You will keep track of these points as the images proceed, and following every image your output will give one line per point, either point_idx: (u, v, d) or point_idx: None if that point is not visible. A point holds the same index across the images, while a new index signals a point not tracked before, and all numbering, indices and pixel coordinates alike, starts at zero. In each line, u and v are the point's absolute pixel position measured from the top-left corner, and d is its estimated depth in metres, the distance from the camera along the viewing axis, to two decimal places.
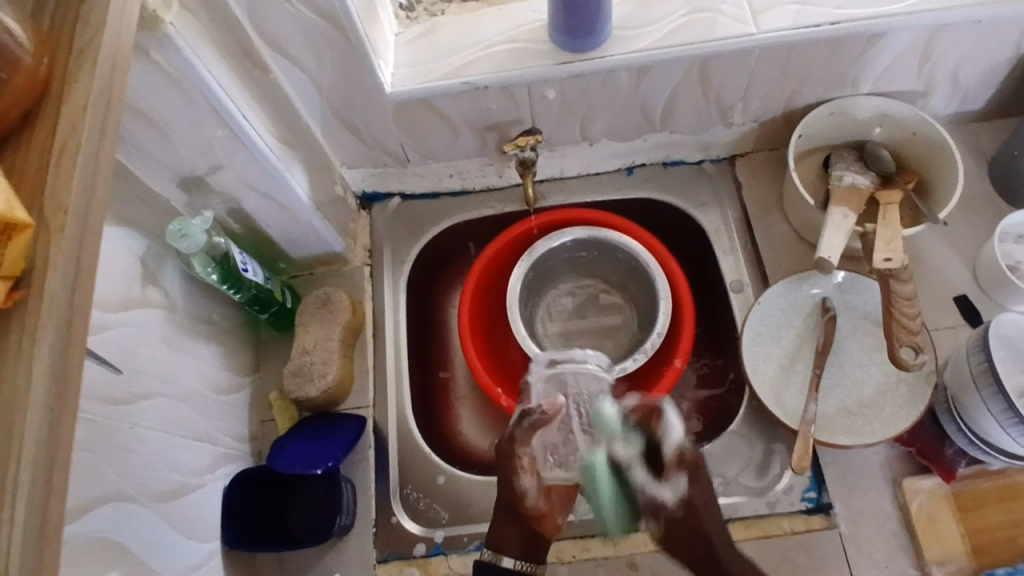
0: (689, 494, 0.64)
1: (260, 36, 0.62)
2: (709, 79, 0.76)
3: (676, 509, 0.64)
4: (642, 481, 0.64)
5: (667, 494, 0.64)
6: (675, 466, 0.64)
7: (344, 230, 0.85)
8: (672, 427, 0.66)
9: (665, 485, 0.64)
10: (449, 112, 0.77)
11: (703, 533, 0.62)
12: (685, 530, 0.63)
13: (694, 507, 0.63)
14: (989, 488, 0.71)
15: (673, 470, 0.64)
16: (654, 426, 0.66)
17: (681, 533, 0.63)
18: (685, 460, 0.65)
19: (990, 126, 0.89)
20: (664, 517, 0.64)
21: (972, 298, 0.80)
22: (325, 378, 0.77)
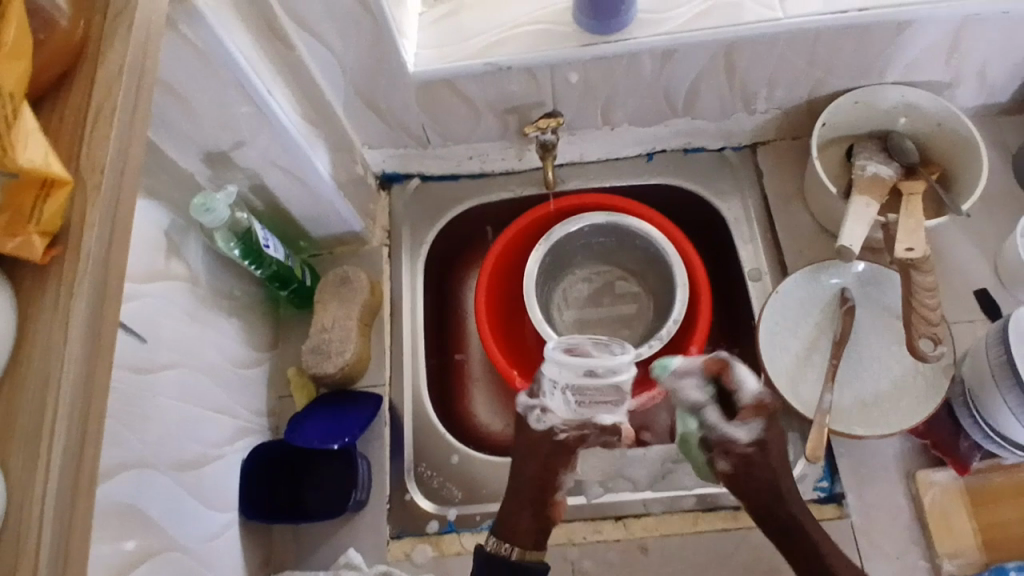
0: (763, 438, 0.66)
1: (286, 13, 0.62)
2: (733, 66, 0.75)
3: (749, 449, 0.65)
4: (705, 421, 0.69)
5: (744, 432, 0.66)
6: (752, 412, 0.66)
7: (364, 209, 0.86)
8: (746, 390, 0.67)
9: (746, 419, 0.66)
10: (471, 94, 0.77)
11: (772, 470, 0.65)
12: (753, 468, 0.65)
13: (767, 452, 0.65)
14: (1003, 483, 0.70)
15: (750, 412, 0.66)
16: (729, 376, 0.67)
17: (750, 471, 0.65)
18: (764, 406, 0.66)
19: (1017, 119, 0.87)
20: (739, 453, 0.66)
21: (993, 293, 0.79)
22: (343, 355, 0.78)
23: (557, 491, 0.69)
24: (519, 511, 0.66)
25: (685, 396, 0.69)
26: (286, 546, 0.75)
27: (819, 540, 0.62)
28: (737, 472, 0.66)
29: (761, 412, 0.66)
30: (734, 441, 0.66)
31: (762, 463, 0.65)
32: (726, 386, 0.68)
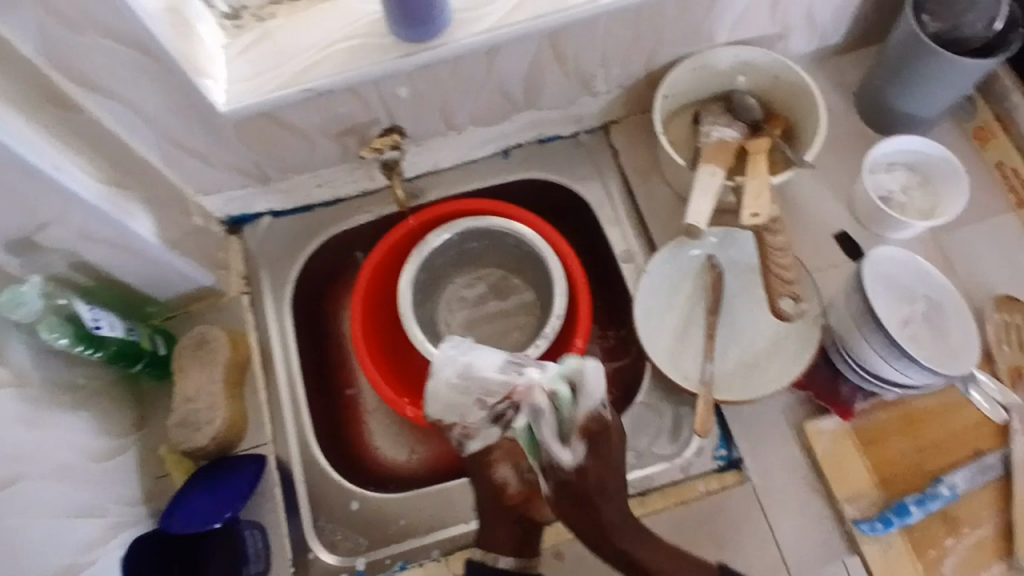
0: (585, 464, 0.60)
1: (71, 79, 0.58)
2: (562, 53, 0.73)
3: (569, 473, 0.59)
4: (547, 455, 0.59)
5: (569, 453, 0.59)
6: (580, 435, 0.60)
7: (212, 260, 0.79)
8: (589, 402, 0.58)
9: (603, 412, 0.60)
10: (297, 123, 0.72)
11: (587, 496, 0.61)
12: (579, 494, 0.60)
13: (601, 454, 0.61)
14: (888, 418, 0.71)
15: (575, 436, 0.59)
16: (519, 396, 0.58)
17: (590, 484, 0.60)
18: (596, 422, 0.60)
19: (856, 56, 0.86)
20: (563, 474, 0.59)
21: (852, 234, 0.79)
22: (214, 424, 0.73)
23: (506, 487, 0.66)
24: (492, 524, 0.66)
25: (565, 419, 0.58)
26: None
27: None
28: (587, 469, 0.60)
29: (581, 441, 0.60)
30: (560, 466, 0.59)
31: (584, 493, 0.60)
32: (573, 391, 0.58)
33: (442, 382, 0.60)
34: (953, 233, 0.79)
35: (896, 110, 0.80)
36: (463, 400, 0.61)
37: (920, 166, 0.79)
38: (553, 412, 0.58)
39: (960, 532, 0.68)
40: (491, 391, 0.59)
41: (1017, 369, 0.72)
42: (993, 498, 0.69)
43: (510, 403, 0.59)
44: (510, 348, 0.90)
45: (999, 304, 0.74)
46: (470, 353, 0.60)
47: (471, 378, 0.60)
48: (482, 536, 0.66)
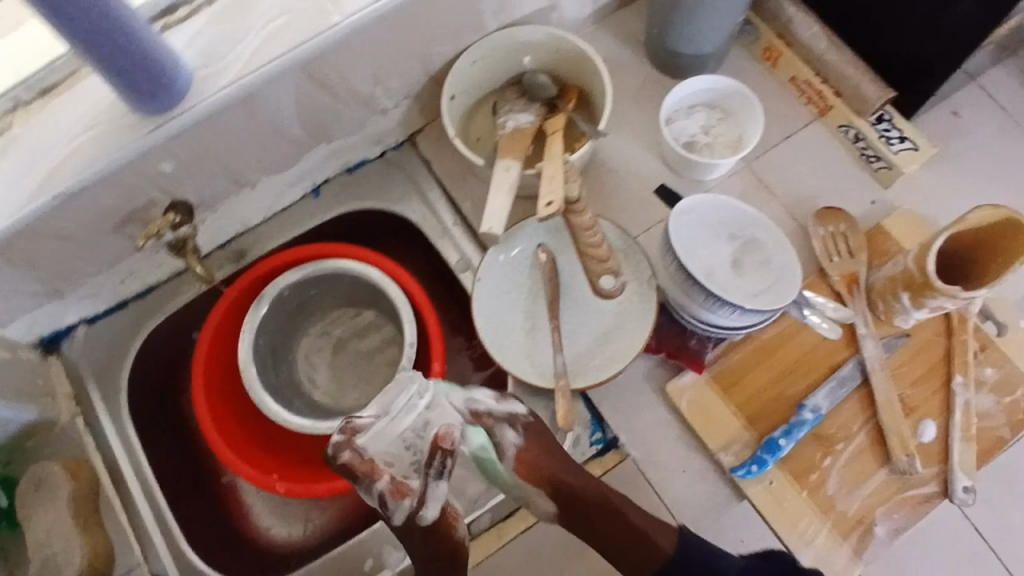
0: (527, 441, 0.63)
1: None
2: (326, 83, 0.69)
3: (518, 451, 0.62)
4: (494, 448, 0.62)
5: (513, 428, 0.63)
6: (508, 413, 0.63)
7: (31, 391, 0.74)
8: (511, 433, 0.62)
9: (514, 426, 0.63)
10: (66, 230, 0.66)
11: (554, 473, 0.62)
12: (546, 459, 0.63)
13: (535, 435, 0.63)
14: (743, 358, 0.72)
15: (503, 419, 0.63)
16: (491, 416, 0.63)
17: (545, 467, 0.62)
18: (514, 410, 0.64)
19: (634, 8, 0.87)
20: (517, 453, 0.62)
21: (670, 184, 0.79)
22: (73, 563, 0.68)
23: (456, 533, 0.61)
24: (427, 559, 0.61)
25: (492, 410, 0.63)
26: None
27: (642, 526, 0.62)
28: (535, 446, 0.63)
29: (511, 419, 0.63)
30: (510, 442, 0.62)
31: (546, 461, 0.62)
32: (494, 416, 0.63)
33: (393, 434, 0.59)
34: (765, 158, 0.79)
35: (681, 52, 0.79)
36: (399, 449, 0.59)
37: (717, 103, 0.80)
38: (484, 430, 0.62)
39: (836, 449, 0.69)
40: (445, 436, 0.58)
41: (850, 276, 0.72)
42: (859, 407, 0.70)
43: (445, 452, 0.58)
44: (381, 384, 0.87)
45: (822, 216, 0.75)
46: (423, 405, 0.60)
47: (423, 434, 0.59)
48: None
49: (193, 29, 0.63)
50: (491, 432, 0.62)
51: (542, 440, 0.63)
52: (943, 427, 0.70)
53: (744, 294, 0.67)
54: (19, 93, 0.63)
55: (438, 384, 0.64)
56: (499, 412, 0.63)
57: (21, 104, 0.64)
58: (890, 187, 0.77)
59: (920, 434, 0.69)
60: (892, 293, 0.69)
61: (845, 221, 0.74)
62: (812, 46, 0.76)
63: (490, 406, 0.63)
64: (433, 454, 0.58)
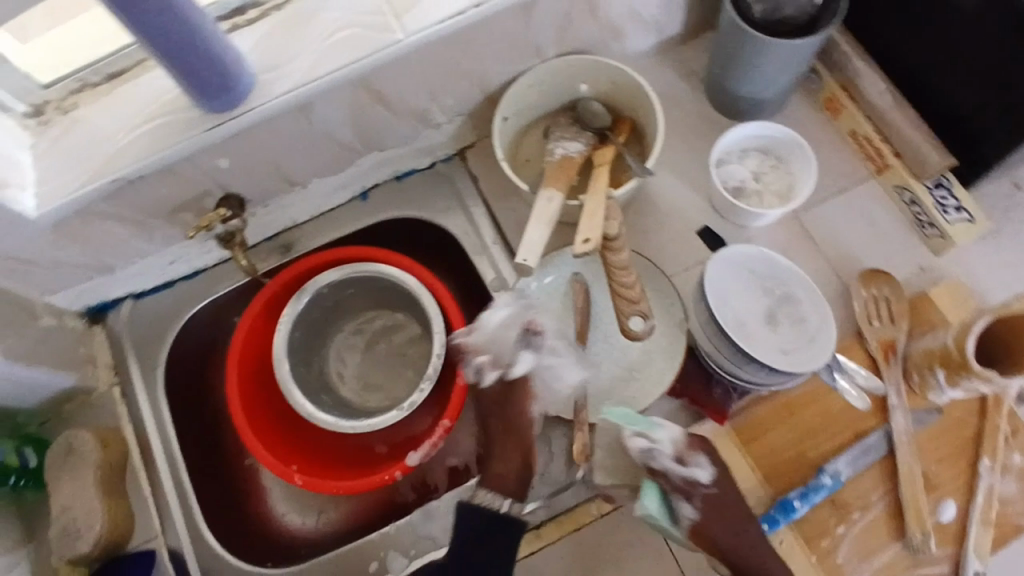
0: (708, 486, 0.64)
1: None
2: (382, 95, 0.71)
3: (700, 499, 0.64)
4: (669, 491, 0.64)
5: (699, 473, 0.64)
6: (693, 456, 0.64)
7: (73, 359, 0.77)
8: (695, 478, 0.64)
9: (693, 473, 0.64)
10: (122, 212, 0.69)
11: (733, 531, 0.63)
12: (718, 513, 0.63)
13: (719, 486, 0.65)
14: (767, 412, 0.71)
15: (690, 462, 0.64)
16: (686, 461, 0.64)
17: (717, 519, 0.63)
18: (699, 451, 0.65)
19: (698, 44, 0.86)
20: (698, 499, 0.64)
21: (714, 227, 0.78)
22: (93, 530, 0.70)
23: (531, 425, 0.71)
24: (496, 466, 0.71)
25: (671, 472, 0.64)
26: None
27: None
28: (705, 518, 0.63)
29: (701, 467, 0.64)
30: (693, 487, 0.64)
31: (723, 516, 0.63)
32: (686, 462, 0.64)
33: (489, 327, 0.70)
34: (814, 211, 0.78)
35: (742, 94, 0.79)
36: (507, 333, 0.70)
37: (771, 149, 0.78)
38: (665, 465, 0.64)
39: (852, 518, 0.68)
40: (532, 320, 0.70)
41: (889, 343, 0.71)
42: (879, 477, 0.68)
43: (532, 329, 0.70)
44: (406, 389, 0.89)
45: (866, 278, 0.73)
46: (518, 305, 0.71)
47: (514, 322, 0.70)
48: (487, 477, 0.70)
49: (259, 33, 0.65)
50: (670, 495, 0.64)
51: (720, 495, 0.64)
52: (963, 509, 0.68)
53: (773, 353, 0.66)
54: (85, 75, 0.66)
55: (622, 416, 0.66)
56: (677, 475, 0.64)
57: (88, 84, 0.66)
58: (942, 255, 0.75)
59: (939, 513, 0.68)
60: (928, 367, 0.68)
61: (890, 285, 0.73)
62: (877, 103, 0.74)
63: (673, 470, 0.64)
64: (522, 330, 0.70)
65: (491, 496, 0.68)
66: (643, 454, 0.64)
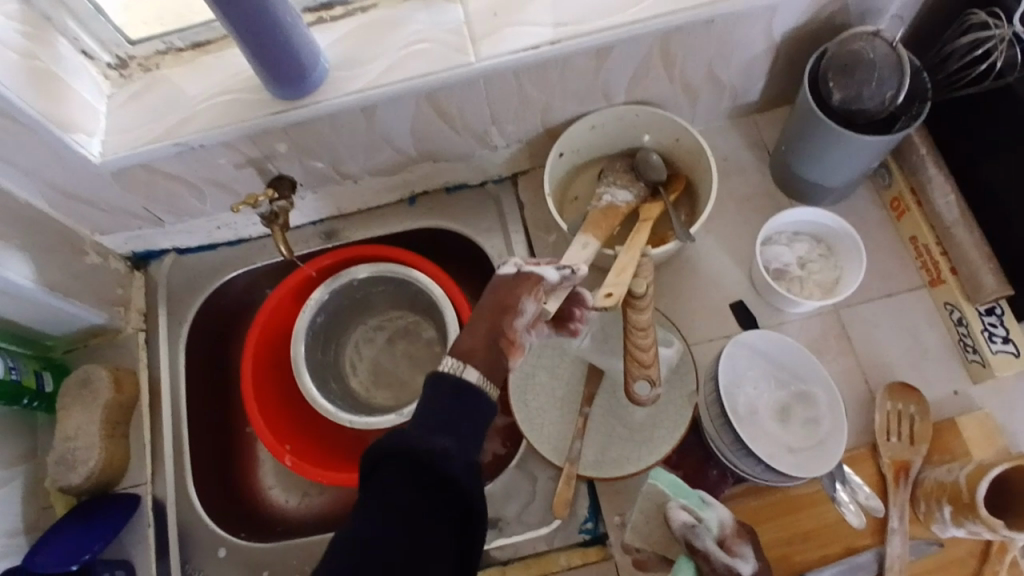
0: None
1: None
2: (445, 111, 0.72)
3: None
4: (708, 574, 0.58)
5: (746, 563, 0.59)
6: (739, 543, 0.60)
7: (109, 298, 0.81)
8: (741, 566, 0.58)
9: (741, 562, 0.59)
10: (179, 173, 0.72)
11: None
12: None
13: None
14: (761, 505, 0.68)
15: (738, 546, 0.60)
16: (732, 546, 0.60)
17: None
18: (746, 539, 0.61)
19: (772, 116, 0.84)
20: None
21: (748, 304, 0.77)
22: (89, 463, 0.73)
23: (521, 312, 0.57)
24: (468, 338, 0.55)
25: (713, 556, 0.58)
26: None
27: None
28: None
29: (749, 553, 0.60)
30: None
31: None
32: (731, 549, 0.60)
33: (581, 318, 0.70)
34: (854, 309, 0.76)
35: (806, 177, 0.77)
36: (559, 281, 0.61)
37: (823, 237, 0.76)
38: (710, 543, 0.58)
39: None
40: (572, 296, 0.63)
41: (903, 463, 0.69)
42: None
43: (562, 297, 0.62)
44: (412, 395, 0.90)
45: (892, 391, 0.71)
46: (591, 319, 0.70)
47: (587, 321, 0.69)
48: (464, 339, 0.55)
49: (338, 32, 0.68)
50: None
51: None
52: None
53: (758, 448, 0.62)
54: (172, 40, 0.69)
55: (671, 483, 0.62)
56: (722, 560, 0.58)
57: (172, 49, 0.70)
58: (979, 383, 0.72)
59: None
60: (937, 499, 0.65)
61: (915, 402, 0.70)
62: (942, 214, 0.72)
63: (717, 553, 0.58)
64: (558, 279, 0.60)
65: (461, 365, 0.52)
66: (690, 529, 0.59)
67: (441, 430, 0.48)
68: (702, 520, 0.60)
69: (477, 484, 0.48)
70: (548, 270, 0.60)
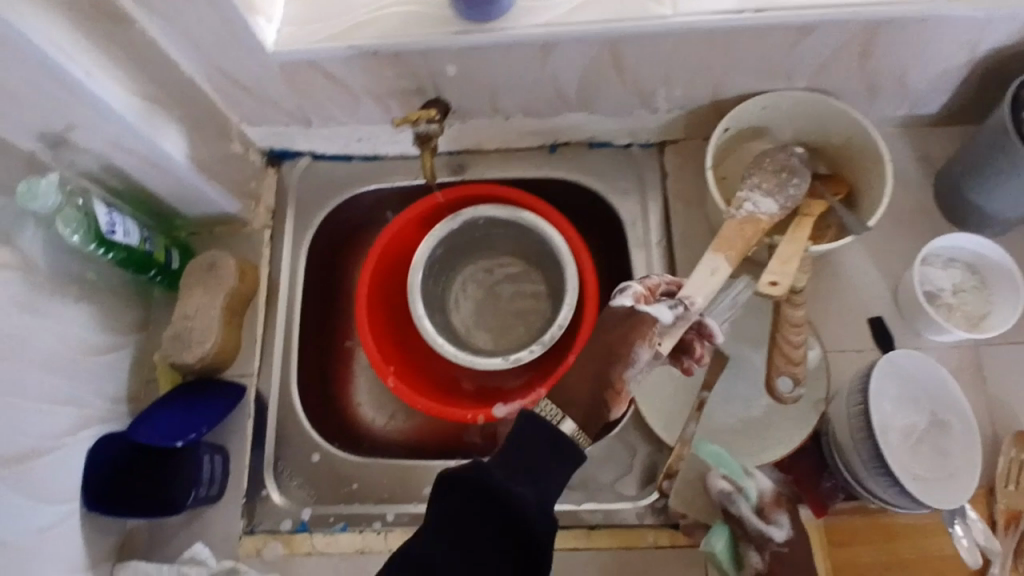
0: (792, 542, 0.60)
1: None
2: (621, 62, 0.69)
3: (781, 548, 0.60)
4: (742, 536, 0.61)
5: (777, 528, 0.60)
6: (776, 508, 0.61)
7: (243, 189, 0.81)
8: (774, 530, 0.60)
9: (774, 525, 0.60)
10: (343, 77, 0.71)
11: None
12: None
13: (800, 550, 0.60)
14: (864, 525, 0.67)
15: (774, 511, 0.61)
16: (767, 511, 0.61)
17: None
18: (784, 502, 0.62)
19: (946, 133, 0.80)
20: (769, 552, 0.60)
21: (887, 321, 0.74)
22: (204, 345, 0.75)
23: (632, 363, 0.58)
24: (569, 380, 0.58)
25: (746, 521, 0.61)
26: (140, 539, 0.74)
27: None
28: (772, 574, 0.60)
29: (786, 516, 0.61)
30: (769, 541, 0.60)
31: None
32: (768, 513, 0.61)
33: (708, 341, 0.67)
34: (998, 349, 0.73)
35: (977, 205, 0.73)
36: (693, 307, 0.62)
37: (979, 268, 0.73)
38: (744, 507, 0.61)
39: None
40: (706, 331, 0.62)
41: (1016, 513, 0.66)
42: None
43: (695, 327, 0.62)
44: (511, 343, 0.89)
45: (1020, 440, 0.68)
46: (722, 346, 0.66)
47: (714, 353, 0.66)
48: (558, 385, 0.58)
49: None
50: (742, 540, 0.61)
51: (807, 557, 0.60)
52: None
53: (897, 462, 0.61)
54: None
55: (713, 454, 0.65)
56: (755, 525, 0.61)
57: None
58: None
59: None
60: None
61: None
62: None
63: (749, 519, 0.61)
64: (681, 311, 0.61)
65: (555, 412, 0.55)
66: (722, 496, 0.62)
67: (524, 470, 0.49)
68: (736, 487, 0.62)
69: (546, 530, 0.47)
70: (663, 309, 0.60)
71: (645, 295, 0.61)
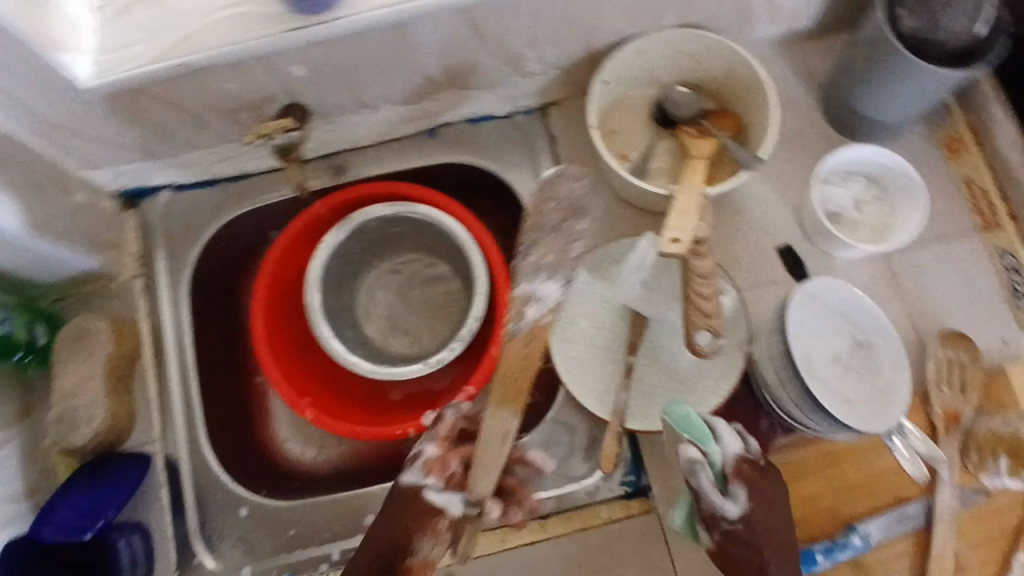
0: (748, 514, 0.55)
1: None
2: (481, 30, 0.63)
3: (733, 524, 0.56)
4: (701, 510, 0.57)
5: (733, 504, 0.55)
6: (736, 481, 0.56)
7: (101, 241, 0.73)
8: (729, 506, 0.55)
9: (730, 500, 0.55)
10: (178, 99, 0.63)
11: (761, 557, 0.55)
12: (744, 548, 0.56)
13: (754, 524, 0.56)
14: (809, 456, 0.67)
15: (734, 484, 0.55)
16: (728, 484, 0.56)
17: (741, 552, 0.56)
18: (745, 473, 0.56)
19: (823, 45, 0.78)
20: (722, 528, 0.56)
21: (796, 248, 0.73)
22: (93, 422, 0.68)
23: (418, 555, 0.54)
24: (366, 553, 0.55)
25: (703, 496, 0.55)
26: None
27: None
28: (724, 549, 0.57)
29: (743, 490, 0.55)
30: (720, 517, 0.55)
31: (745, 550, 0.56)
32: (729, 484, 0.56)
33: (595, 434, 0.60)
34: (906, 254, 0.73)
35: (864, 115, 0.72)
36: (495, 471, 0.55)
37: (877, 178, 0.72)
38: (705, 483, 0.55)
39: None
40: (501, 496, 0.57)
41: (954, 413, 0.67)
42: (909, 549, 0.65)
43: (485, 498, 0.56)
44: (431, 342, 0.84)
45: (947, 339, 0.69)
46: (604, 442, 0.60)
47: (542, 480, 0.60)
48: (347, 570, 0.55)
49: None
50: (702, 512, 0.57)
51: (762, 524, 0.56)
52: None
53: (832, 397, 0.61)
54: None
55: (681, 416, 0.57)
56: (710, 499, 0.55)
57: None
58: None
59: None
60: (993, 450, 0.64)
61: (969, 351, 0.68)
62: None
63: (707, 495, 0.55)
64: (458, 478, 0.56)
65: None
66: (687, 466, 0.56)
67: None
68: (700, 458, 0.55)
69: None
70: (450, 497, 0.55)
71: (433, 467, 0.56)
